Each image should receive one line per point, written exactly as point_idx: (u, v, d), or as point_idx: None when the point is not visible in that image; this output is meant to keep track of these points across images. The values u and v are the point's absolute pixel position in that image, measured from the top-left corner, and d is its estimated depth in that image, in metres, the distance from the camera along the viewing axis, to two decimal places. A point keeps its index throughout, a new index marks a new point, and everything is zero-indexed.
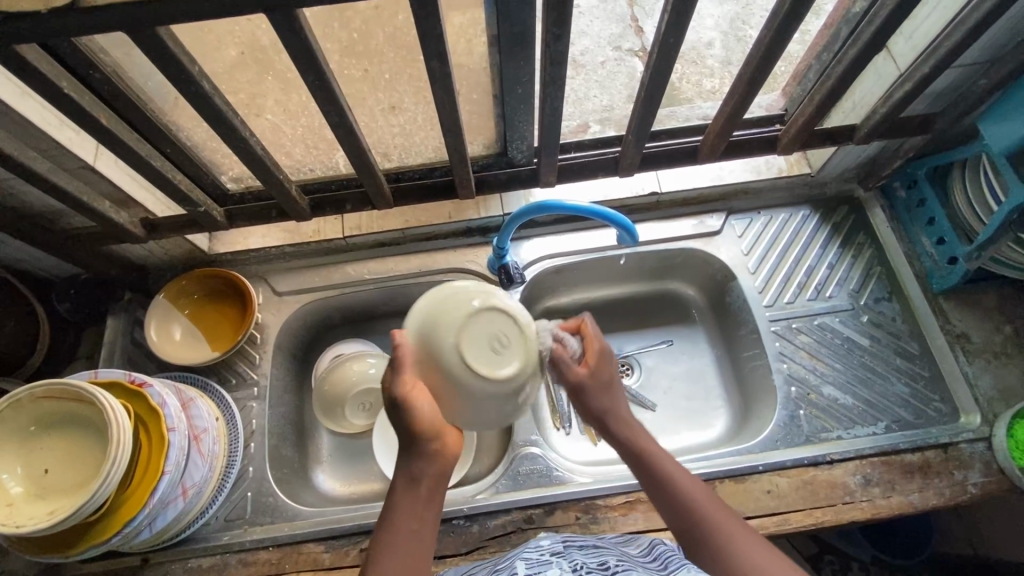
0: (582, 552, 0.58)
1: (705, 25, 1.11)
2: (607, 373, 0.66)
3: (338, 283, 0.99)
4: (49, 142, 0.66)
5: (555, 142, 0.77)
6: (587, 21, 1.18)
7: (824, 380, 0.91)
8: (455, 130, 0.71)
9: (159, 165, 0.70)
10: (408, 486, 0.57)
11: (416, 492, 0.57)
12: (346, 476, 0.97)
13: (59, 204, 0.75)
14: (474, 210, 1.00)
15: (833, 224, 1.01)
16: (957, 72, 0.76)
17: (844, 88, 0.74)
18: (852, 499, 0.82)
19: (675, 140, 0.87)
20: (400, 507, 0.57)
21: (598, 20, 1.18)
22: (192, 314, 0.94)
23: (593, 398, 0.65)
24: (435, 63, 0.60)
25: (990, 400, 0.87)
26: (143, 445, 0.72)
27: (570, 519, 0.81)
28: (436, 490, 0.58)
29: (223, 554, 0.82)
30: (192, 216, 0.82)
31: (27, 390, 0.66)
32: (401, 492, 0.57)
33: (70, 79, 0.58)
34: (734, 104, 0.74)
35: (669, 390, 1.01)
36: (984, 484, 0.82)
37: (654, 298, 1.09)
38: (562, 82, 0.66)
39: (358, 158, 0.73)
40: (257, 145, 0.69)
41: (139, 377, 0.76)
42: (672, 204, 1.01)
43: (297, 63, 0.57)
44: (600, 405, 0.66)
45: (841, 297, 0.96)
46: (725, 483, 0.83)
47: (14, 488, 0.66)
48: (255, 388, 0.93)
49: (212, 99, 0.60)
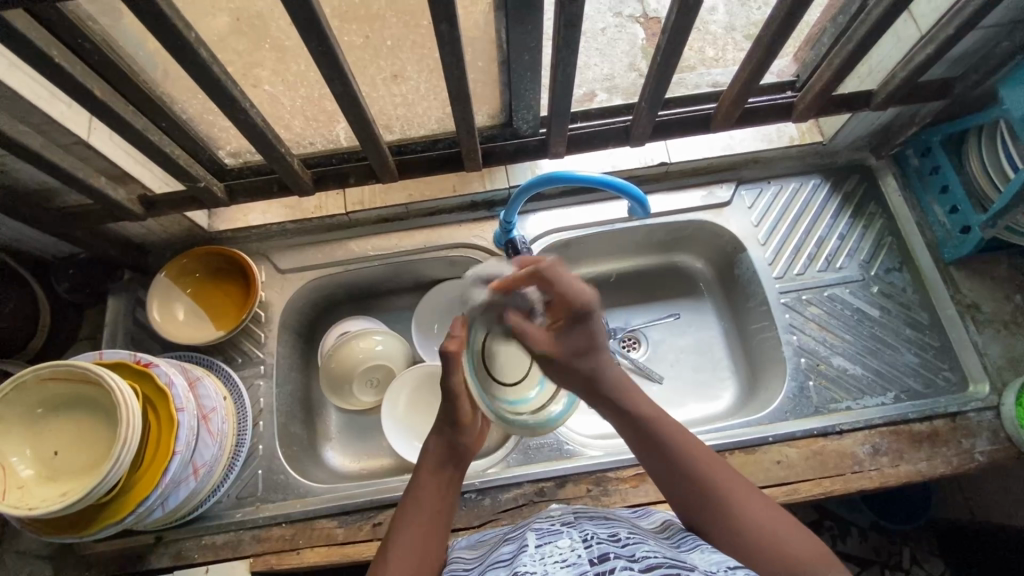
0: (593, 523, 0.58)
1: None
2: (578, 338, 0.64)
3: (342, 260, 0.97)
4: (40, 116, 0.63)
5: (565, 111, 0.75)
6: None
7: (833, 351, 0.90)
8: (462, 99, 0.68)
9: (157, 139, 0.68)
10: (435, 468, 0.65)
11: (438, 480, 0.64)
12: (355, 452, 0.97)
13: (53, 180, 0.72)
14: (480, 182, 0.98)
15: (844, 194, 0.99)
16: (980, 34, 0.74)
17: (864, 52, 0.72)
18: (860, 468, 0.82)
19: (685, 108, 0.84)
20: (426, 490, 0.63)
21: None
22: (193, 293, 0.93)
23: (574, 335, 0.64)
24: (444, 27, 0.57)
25: (999, 368, 0.86)
26: (153, 425, 0.71)
27: (582, 492, 0.82)
28: (452, 483, 0.65)
29: (237, 531, 0.82)
30: (191, 191, 0.79)
31: (32, 371, 0.65)
32: (424, 481, 0.64)
33: (58, 45, 0.55)
34: (752, 69, 0.71)
35: (677, 362, 1.01)
36: (991, 452, 0.82)
37: (662, 270, 1.08)
38: (575, 46, 0.63)
39: (362, 129, 0.71)
40: (258, 116, 0.66)
41: (145, 357, 0.76)
42: (680, 174, 0.99)
43: (300, 26, 0.54)
44: (586, 351, 0.64)
45: (852, 268, 0.95)
46: (736, 454, 0.83)
47: (25, 471, 0.64)
48: (261, 366, 0.92)
49: (210, 67, 0.57)
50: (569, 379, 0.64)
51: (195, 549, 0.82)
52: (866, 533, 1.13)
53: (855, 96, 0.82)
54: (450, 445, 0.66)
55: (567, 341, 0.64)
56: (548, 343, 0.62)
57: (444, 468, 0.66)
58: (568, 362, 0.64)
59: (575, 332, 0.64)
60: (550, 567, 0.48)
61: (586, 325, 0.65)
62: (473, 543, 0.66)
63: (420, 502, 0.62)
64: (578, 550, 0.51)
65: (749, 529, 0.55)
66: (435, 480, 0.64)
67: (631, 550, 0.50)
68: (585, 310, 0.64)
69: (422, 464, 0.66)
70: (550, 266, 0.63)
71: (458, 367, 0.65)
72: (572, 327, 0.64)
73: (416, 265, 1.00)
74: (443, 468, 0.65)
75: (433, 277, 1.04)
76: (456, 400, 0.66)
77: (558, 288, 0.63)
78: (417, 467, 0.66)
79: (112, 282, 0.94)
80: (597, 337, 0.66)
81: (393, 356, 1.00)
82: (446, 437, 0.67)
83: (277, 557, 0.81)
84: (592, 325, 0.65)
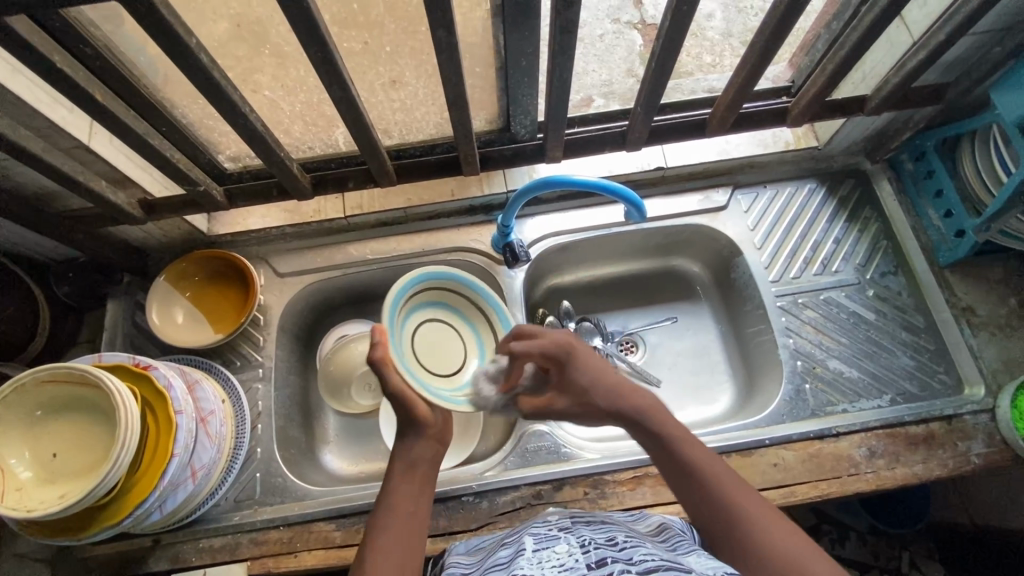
0: (589, 527, 0.58)
1: None
2: (578, 381, 0.65)
3: (341, 263, 0.98)
4: (42, 121, 0.64)
5: (561, 116, 0.75)
6: None
7: (829, 354, 0.91)
8: (460, 104, 0.69)
9: (157, 144, 0.69)
10: (406, 471, 0.63)
11: (414, 476, 0.62)
12: (354, 456, 0.98)
13: (54, 184, 0.72)
14: (478, 187, 0.99)
15: (839, 198, 1.00)
16: (972, 41, 0.75)
17: (857, 58, 0.72)
18: (857, 471, 0.82)
19: (682, 113, 0.85)
20: (398, 493, 0.61)
21: None
22: (192, 297, 0.93)
23: (576, 379, 0.65)
24: (442, 33, 0.58)
25: (994, 371, 0.87)
26: (151, 427, 0.71)
27: (579, 495, 0.82)
28: (428, 479, 0.63)
29: (235, 534, 0.82)
30: (191, 195, 0.80)
31: (32, 373, 0.65)
32: (398, 481, 0.62)
33: (60, 50, 0.56)
34: (746, 74, 0.72)
35: (674, 365, 1.02)
36: (987, 455, 0.82)
37: (659, 274, 1.09)
38: (571, 52, 0.64)
39: (361, 133, 0.72)
40: (258, 121, 0.67)
41: (144, 360, 0.76)
42: (677, 178, 1.00)
43: (300, 32, 0.55)
44: (586, 379, 0.65)
45: (847, 272, 0.96)
46: (733, 457, 0.84)
47: (23, 473, 0.65)
48: (260, 369, 0.92)
49: (211, 73, 0.58)
50: (583, 417, 0.66)
51: (193, 552, 0.82)
52: (865, 537, 1.14)
53: (849, 102, 0.82)
54: (420, 442, 0.64)
55: (568, 392, 0.66)
56: (553, 403, 0.67)
57: (416, 466, 0.63)
58: (582, 402, 0.65)
59: (570, 381, 0.65)
60: (547, 570, 0.48)
61: (577, 367, 0.65)
62: (468, 551, 0.65)
63: (393, 507, 0.60)
64: (576, 555, 0.51)
65: (774, 553, 0.50)
66: (408, 480, 0.62)
67: (628, 553, 0.51)
68: (568, 357, 0.65)
69: (393, 466, 0.63)
70: (518, 340, 0.66)
71: (392, 370, 0.63)
72: (566, 374, 0.66)
73: (414, 269, 1.00)
74: (416, 466, 0.63)
75: None
76: (404, 397, 0.64)
77: (541, 353, 0.66)
78: (390, 468, 0.63)
79: (112, 285, 0.94)
80: (598, 368, 0.65)
81: None
82: (411, 436, 0.64)
83: (275, 560, 0.81)
84: (586, 362, 0.65)
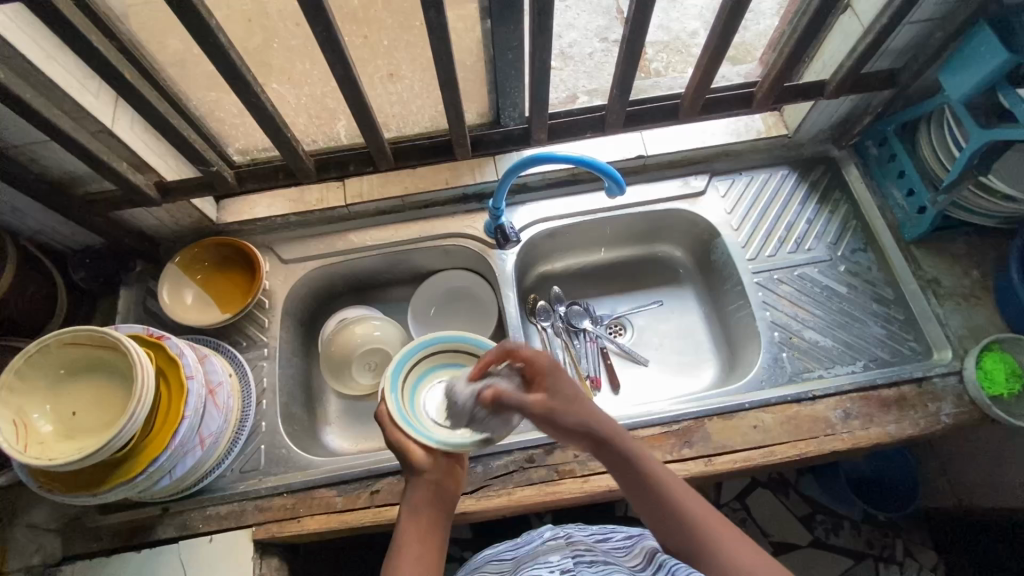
0: (592, 569, 0.58)
1: (689, 14, 1.09)
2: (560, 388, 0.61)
3: (342, 250, 1.03)
4: (72, 105, 0.70)
5: (544, 102, 0.82)
6: (574, 14, 1.14)
7: (805, 325, 0.96)
8: (451, 86, 0.75)
9: (176, 125, 0.75)
10: (412, 514, 0.62)
11: (420, 521, 0.61)
12: (355, 436, 1.02)
13: (79, 165, 0.79)
14: (470, 176, 1.05)
15: (810, 182, 1.07)
16: (915, 28, 0.82)
17: (811, 41, 0.80)
18: (832, 431, 0.86)
19: (655, 100, 0.92)
20: (407, 535, 0.60)
21: (584, 12, 1.14)
22: (202, 280, 0.99)
23: (557, 385, 0.61)
24: (433, 14, 0.64)
25: (961, 337, 0.92)
26: (162, 393, 0.76)
27: (569, 457, 0.86)
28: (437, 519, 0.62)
29: (240, 502, 0.86)
30: (203, 177, 0.86)
31: (55, 335, 0.70)
32: (406, 528, 0.61)
33: (94, 33, 0.63)
34: (710, 58, 0.79)
35: (660, 345, 1.07)
36: (956, 415, 0.86)
37: (645, 260, 1.15)
38: (549, 35, 0.70)
39: (362, 116, 0.78)
40: (267, 101, 0.73)
41: (156, 331, 0.81)
42: (657, 166, 1.07)
43: (308, 14, 0.62)
44: (563, 393, 0.60)
45: (820, 249, 1.01)
46: (715, 420, 0.88)
47: (44, 427, 0.69)
48: (266, 349, 0.97)
49: (227, 52, 0.64)
50: (556, 429, 0.59)
51: (199, 520, 0.85)
52: (858, 526, 1.17)
53: (810, 87, 0.90)
54: (424, 486, 0.63)
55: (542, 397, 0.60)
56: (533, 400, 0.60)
57: (421, 508, 0.62)
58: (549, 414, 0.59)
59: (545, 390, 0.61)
60: None
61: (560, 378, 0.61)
62: None
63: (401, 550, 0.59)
64: None
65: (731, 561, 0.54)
66: (416, 522, 0.61)
67: None
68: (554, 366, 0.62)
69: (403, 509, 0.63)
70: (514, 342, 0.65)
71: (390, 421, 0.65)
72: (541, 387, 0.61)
73: (410, 255, 1.06)
74: (420, 510, 0.62)
75: (429, 269, 1.11)
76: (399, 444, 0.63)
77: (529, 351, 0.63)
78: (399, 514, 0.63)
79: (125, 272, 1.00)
80: (571, 386, 0.61)
81: (389, 341, 1.05)
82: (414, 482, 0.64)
83: (278, 526, 0.84)
84: (568, 378, 0.61)
